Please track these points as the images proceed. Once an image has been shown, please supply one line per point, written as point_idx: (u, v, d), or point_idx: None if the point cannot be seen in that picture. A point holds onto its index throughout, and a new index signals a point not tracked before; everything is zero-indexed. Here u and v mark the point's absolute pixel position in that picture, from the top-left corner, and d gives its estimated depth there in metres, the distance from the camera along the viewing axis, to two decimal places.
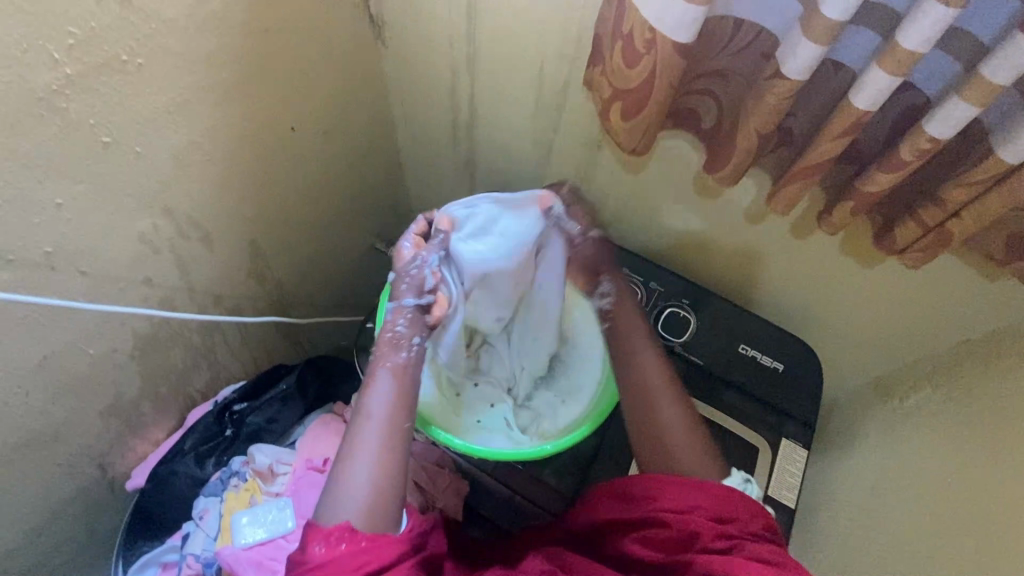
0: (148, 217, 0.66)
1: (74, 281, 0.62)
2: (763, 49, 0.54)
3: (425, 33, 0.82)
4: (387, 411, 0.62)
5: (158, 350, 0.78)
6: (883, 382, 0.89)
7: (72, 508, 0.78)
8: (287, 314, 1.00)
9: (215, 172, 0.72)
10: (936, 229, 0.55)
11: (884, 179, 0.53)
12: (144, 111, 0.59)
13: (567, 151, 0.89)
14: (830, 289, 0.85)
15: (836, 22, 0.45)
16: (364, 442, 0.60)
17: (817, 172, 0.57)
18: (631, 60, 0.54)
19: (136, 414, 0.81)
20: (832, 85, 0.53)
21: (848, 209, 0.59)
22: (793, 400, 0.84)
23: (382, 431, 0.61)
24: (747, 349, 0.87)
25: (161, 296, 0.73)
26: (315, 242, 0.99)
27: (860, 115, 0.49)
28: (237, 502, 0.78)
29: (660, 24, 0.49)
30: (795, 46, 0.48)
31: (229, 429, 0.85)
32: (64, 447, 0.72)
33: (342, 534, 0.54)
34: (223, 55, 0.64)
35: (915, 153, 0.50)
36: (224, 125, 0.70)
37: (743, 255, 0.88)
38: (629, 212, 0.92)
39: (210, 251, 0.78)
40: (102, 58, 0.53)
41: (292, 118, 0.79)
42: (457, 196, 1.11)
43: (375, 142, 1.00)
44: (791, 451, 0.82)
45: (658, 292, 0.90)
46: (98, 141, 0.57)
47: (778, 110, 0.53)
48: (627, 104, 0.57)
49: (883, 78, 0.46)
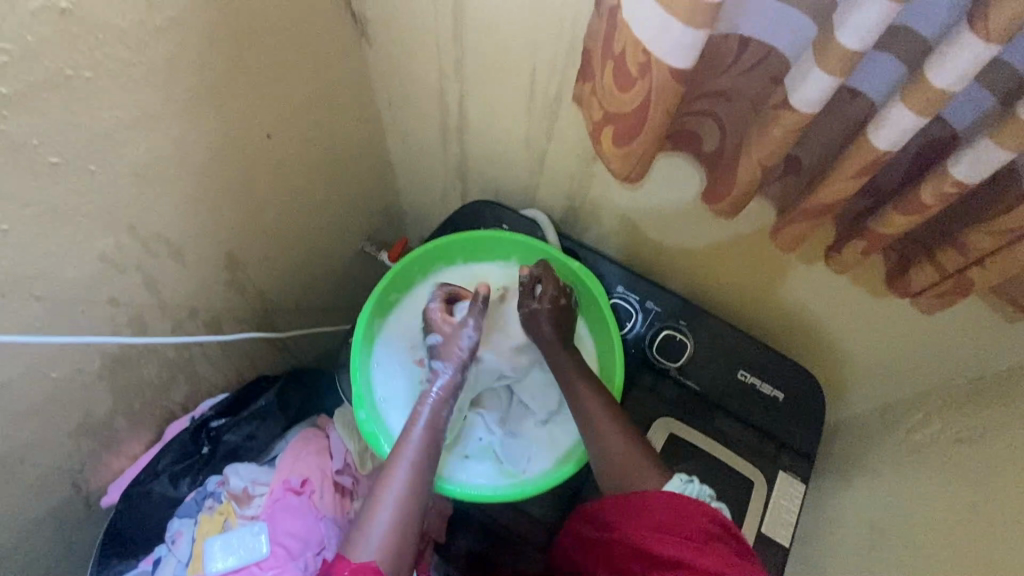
0: (109, 236, 0.63)
1: (28, 307, 0.58)
2: (772, 71, 0.48)
3: (411, 33, 0.76)
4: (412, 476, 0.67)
5: (129, 368, 0.75)
6: (890, 410, 0.85)
7: (46, 526, 0.76)
8: (271, 323, 0.96)
9: (183, 185, 0.68)
10: (956, 276, 0.50)
11: (902, 221, 0.48)
12: (95, 126, 0.55)
13: (561, 161, 0.84)
14: (837, 314, 0.80)
15: (855, 52, 0.39)
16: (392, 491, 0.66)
17: (825, 212, 0.51)
18: (623, 84, 0.49)
19: (110, 431, 0.78)
20: (848, 115, 0.47)
21: (858, 250, 0.54)
22: (792, 430, 0.80)
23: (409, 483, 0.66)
24: (746, 376, 0.82)
25: (129, 314, 0.70)
26: (300, 250, 0.95)
27: (878, 155, 0.44)
28: (210, 526, 0.78)
29: (655, 46, 0.43)
30: (806, 75, 0.42)
31: (206, 447, 0.84)
32: (31, 469, 0.69)
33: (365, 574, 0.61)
34: (186, 63, 0.59)
35: (938, 196, 0.44)
36: (192, 136, 0.65)
37: (744, 276, 0.84)
38: (626, 226, 0.88)
39: (182, 266, 0.74)
40: (42, 74, 0.48)
41: (269, 124, 0.75)
42: (450, 201, 1.06)
43: (362, 146, 0.95)
44: (788, 485, 0.78)
45: (654, 312, 0.85)
46: (45, 162, 0.52)
47: (784, 142, 0.47)
48: (618, 129, 0.52)
49: (906, 116, 0.40)
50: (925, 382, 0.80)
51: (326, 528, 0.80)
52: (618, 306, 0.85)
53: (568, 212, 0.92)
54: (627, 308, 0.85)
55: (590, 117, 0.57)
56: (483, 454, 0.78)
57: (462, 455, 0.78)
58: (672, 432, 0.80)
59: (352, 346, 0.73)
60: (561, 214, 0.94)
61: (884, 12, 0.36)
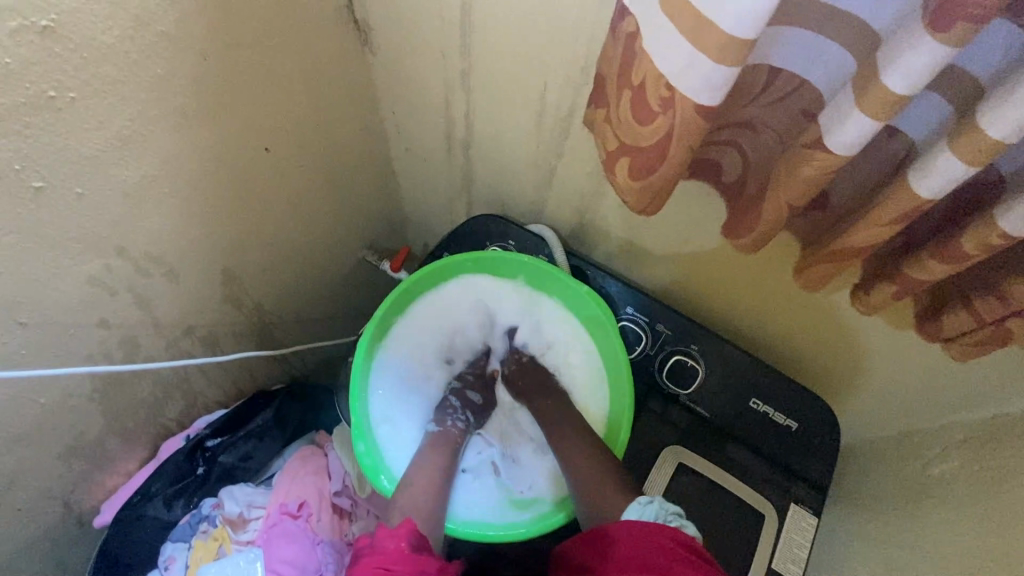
0: (98, 259, 0.60)
1: (13, 333, 0.56)
2: (803, 104, 0.45)
3: (416, 43, 0.73)
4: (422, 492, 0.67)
5: (123, 388, 0.72)
6: (906, 440, 0.82)
7: (39, 547, 0.75)
8: (271, 336, 0.94)
9: (176, 202, 0.65)
10: (994, 324, 0.47)
11: (939, 268, 0.45)
12: (81, 148, 0.52)
13: (571, 177, 0.81)
14: (854, 342, 0.77)
15: (900, 96, 0.36)
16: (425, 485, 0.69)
17: (855, 255, 0.48)
18: (643, 117, 0.46)
19: (104, 450, 0.76)
20: (884, 155, 0.44)
21: (888, 292, 0.51)
22: (806, 461, 0.77)
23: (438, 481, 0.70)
24: (759, 404, 0.79)
25: (121, 336, 0.68)
26: (300, 262, 0.92)
27: (920, 203, 0.41)
28: (204, 552, 0.78)
29: (680, 82, 0.41)
30: (845, 116, 0.39)
31: (201, 468, 0.84)
32: (21, 494, 0.67)
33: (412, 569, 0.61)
34: (179, 78, 0.56)
35: (982, 247, 0.41)
36: (186, 153, 0.62)
37: (759, 299, 0.81)
38: (637, 244, 0.85)
39: (177, 283, 0.71)
40: (23, 97, 0.45)
41: (267, 138, 0.71)
42: (454, 210, 1.03)
43: (364, 155, 0.91)
44: (800, 519, 0.75)
45: (664, 335, 0.82)
46: (29, 186, 0.50)
47: (814, 184, 0.44)
48: (635, 163, 0.50)
49: (955, 165, 0.37)
50: (945, 413, 0.77)
51: (323, 553, 0.79)
52: (627, 328, 0.82)
53: (577, 228, 0.89)
54: (636, 330, 0.82)
55: (605, 147, 0.54)
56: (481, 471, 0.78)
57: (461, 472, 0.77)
58: (681, 462, 0.77)
59: (350, 372, 0.71)
60: (570, 230, 0.91)
61: (938, 56, 0.32)
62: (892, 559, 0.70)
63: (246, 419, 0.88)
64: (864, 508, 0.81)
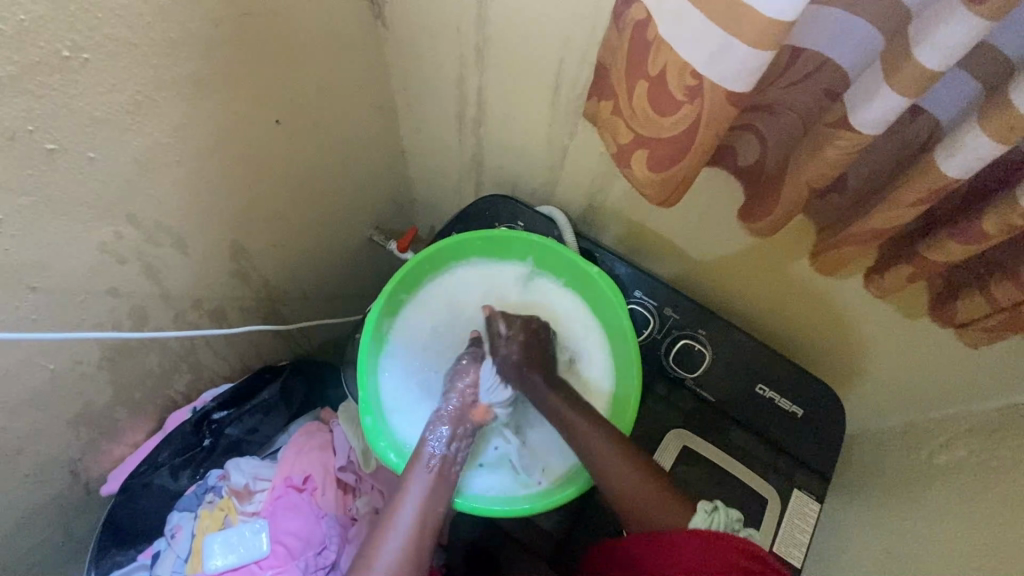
0: (109, 225, 0.60)
1: (24, 298, 0.56)
2: (826, 84, 0.44)
3: (430, 17, 0.72)
4: (427, 489, 0.67)
5: (130, 358, 0.73)
6: (911, 430, 0.82)
7: (45, 515, 0.75)
8: (278, 313, 0.94)
9: (186, 172, 0.64)
10: (1008, 309, 0.47)
11: (957, 250, 0.44)
12: (94, 111, 0.51)
13: (583, 159, 0.81)
14: (862, 329, 0.77)
15: (932, 72, 0.35)
16: (406, 511, 0.66)
17: (875, 238, 0.48)
18: (666, 107, 0.46)
19: (111, 419, 0.77)
20: (907, 134, 0.43)
21: (905, 275, 0.51)
22: (810, 447, 0.77)
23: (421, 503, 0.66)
24: (765, 390, 0.79)
25: (130, 305, 0.68)
26: (308, 239, 0.92)
27: (947, 182, 0.40)
28: (210, 522, 0.79)
29: (711, 72, 0.41)
30: (870, 96, 0.38)
31: (208, 440, 0.86)
32: (29, 460, 0.68)
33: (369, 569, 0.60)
34: (194, 45, 0.56)
35: (1003, 227, 0.41)
36: (199, 123, 0.62)
37: (766, 285, 0.80)
38: (647, 228, 0.84)
39: (186, 255, 0.71)
40: (37, 55, 0.44)
41: (277, 110, 0.71)
42: (463, 191, 1.03)
43: (375, 133, 0.91)
44: (802, 504, 0.75)
45: (672, 320, 0.82)
46: (41, 148, 0.49)
47: (837, 165, 0.43)
48: (655, 155, 0.50)
49: (984, 144, 0.37)
50: (952, 404, 0.77)
51: (327, 527, 0.80)
52: (635, 312, 0.82)
53: (587, 211, 0.89)
54: (644, 313, 0.82)
55: (618, 141, 0.54)
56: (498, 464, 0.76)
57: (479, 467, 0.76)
58: (685, 445, 0.78)
59: (360, 350, 0.72)
60: (580, 212, 0.90)
61: (972, 32, 0.32)
62: (894, 546, 0.71)
63: (251, 395, 0.89)
64: (866, 497, 0.81)
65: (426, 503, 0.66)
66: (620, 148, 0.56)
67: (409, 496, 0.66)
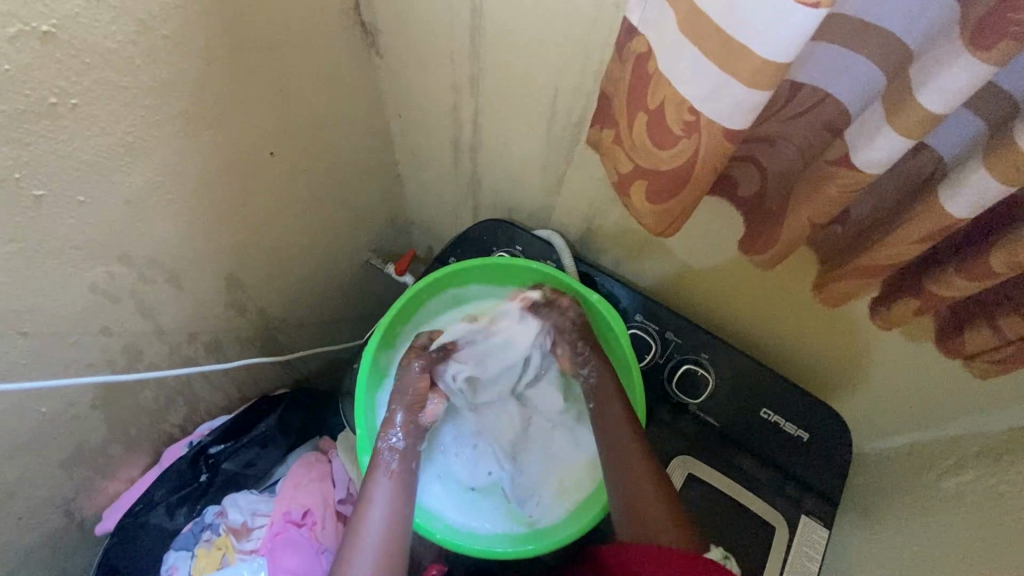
0: (100, 266, 0.59)
1: (14, 343, 0.55)
2: (827, 118, 0.43)
3: (424, 45, 0.71)
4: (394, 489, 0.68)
5: (124, 396, 0.71)
6: (919, 451, 0.81)
7: (38, 557, 0.74)
8: (275, 341, 0.93)
9: (179, 209, 0.63)
10: (1019, 341, 0.46)
11: (964, 286, 0.44)
12: (83, 154, 0.50)
13: (580, 183, 0.80)
14: (865, 350, 0.76)
15: (935, 114, 0.34)
16: (373, 522, 0.66)
17: (880, 272, 0.47)
18: (664, 142, 0.45)
19: (106, 457, 0.75)
20: (911, 168, 0.43)
21: (910, 307, 0.50)
22: (816, 471, 0.76)
23: (385, 518, 0.66)
24: (769, 415, 0.78)
25: (123, 343, 0.67)
26: (305, 267, 0.91)
27: (952, 222, 0.39)
28: (206, 562, 0.78)
29: (708, 107, 0.39)
30: (873, 136, 0.37)
31: (204, 475, 0.84)
32: (21, 502, 0.66)
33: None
34: (184, 83, 0.55)
35: (1010, 265, 0.40)
36: (191, 159, 0.61)
37: (768, 307, 0.80)
38: (646, 250, 0.84)
39: (180, 289, 0.70)
40: (23, 104, 0.44)
41: (271, 141, 0.70)
42: (460, 214, 1.02)
43: (371, 158, 0.90)
44: (811, 531, 0.74)
45: (674, 344, 0.80)
46: (29, 195, 0.48)
47: (841, 201, 0.43)
48: (654, 187, 0.49)
49: (989, 186, 0.36)
50: (962, 426, 0.76)
51: (326, 563, 0.79)
52: (637, 336, 0.81)
53: (586, 233, 0.88)
54: (645, 338, 0.81)
55: (617, 170, 0.53)
56: (490, 490, 0.78)
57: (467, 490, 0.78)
58: (690, 473, 0.77)
59: (358, 384, 0.70)
60: (578, 234, 0.89)
61: (977, 76, 0.31)
62: (906, 573, 0.69)
63: (249, 426, 0.88)
64: (875, 520, 0.80)
65: (394, 503, 0.67)
66: (619, 178, 0.55)
67: (374, 500, 0.67)
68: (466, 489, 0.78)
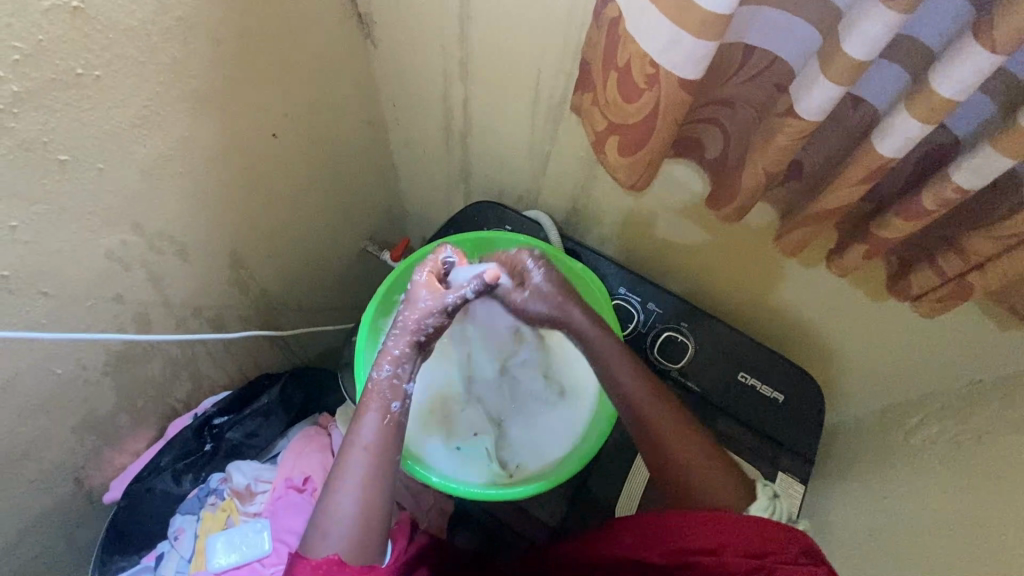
0: (116, 234, 0.63)
1: (36, 303, 0.59)
2: (776, 77, 0.49)
3: (416, 33, 0.77)
4: (376, 446, 0.64)
5: (133, 365, 0.75)
6: (889, 413, 0.85)
7: (48, 522, 0.77)
8: (276, 321, 0.97)
9: (189, 184, 0.68)
10: (956, 280, 0.51)
11: (904, 227, 0.49)
12: (104, 124, 0.55)
13: (565, 162, 0.85)
14: (833, 316, 0.81)
15: (860, 61, 0.40)
16: (352, 481, 0.62)
17: (831, 217, 0.52)
18: (631, 96, 0.50)
19: (114, 427, 0.78)
20: (852, 121, 0.48)
21: (861, 253, 0.55)
22: (792, 431, 0.80)
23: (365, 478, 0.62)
24: (747, 378, 0.83)
25: (134, 312, 0.70)
26: (304, 249, 0.95)
27: (883, 161, 0.45)
28: (212, 523, 0.82)
29: (664, 59, 0.45)
30: (812, 84, 0.43)
31: (209, 444, 0.88)
32: (34, 464, 0.70)
33: (329, 567, 0.58)
34: (195, 63, 0.60)
35: (938, 202, 0.45)
36: (201, 135, 0.65)
37: (743, 277, 0.84)
38: (628, 227, 0.89)
39: (188, 263, 0.74)
40: (53, 73, 0.48)
41: (273, 124, 0.75)
42: (452, 200, 1.07)
43: (367, 145, 0.95)
44: (787, 486, 0.78)
45: (656, 314, 0.85)
46: (54, 160, 0.53)
47: (789, 150, 0.48)
48: (625, 140, 0.54)
49: (911, 124, 0.41)
50: (927, 386, 0.80)
51: None
52: (621, 306, 0.86)
53: (572, 214, 0.93)
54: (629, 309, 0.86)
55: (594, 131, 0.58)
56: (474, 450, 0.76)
57: (454, 447, 0.76)
58: None
59: (356, 342, 0.76)
60: (564, 215, 0.95)
61: (889, 22, 0.37)
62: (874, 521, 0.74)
63: (250, 400, 0.91)
64: (848, 478, 0.84)
65: (375, 463, 0.63)
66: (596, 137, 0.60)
67: (354, 459, 0.63)
68: (451, 446, 0.76)
